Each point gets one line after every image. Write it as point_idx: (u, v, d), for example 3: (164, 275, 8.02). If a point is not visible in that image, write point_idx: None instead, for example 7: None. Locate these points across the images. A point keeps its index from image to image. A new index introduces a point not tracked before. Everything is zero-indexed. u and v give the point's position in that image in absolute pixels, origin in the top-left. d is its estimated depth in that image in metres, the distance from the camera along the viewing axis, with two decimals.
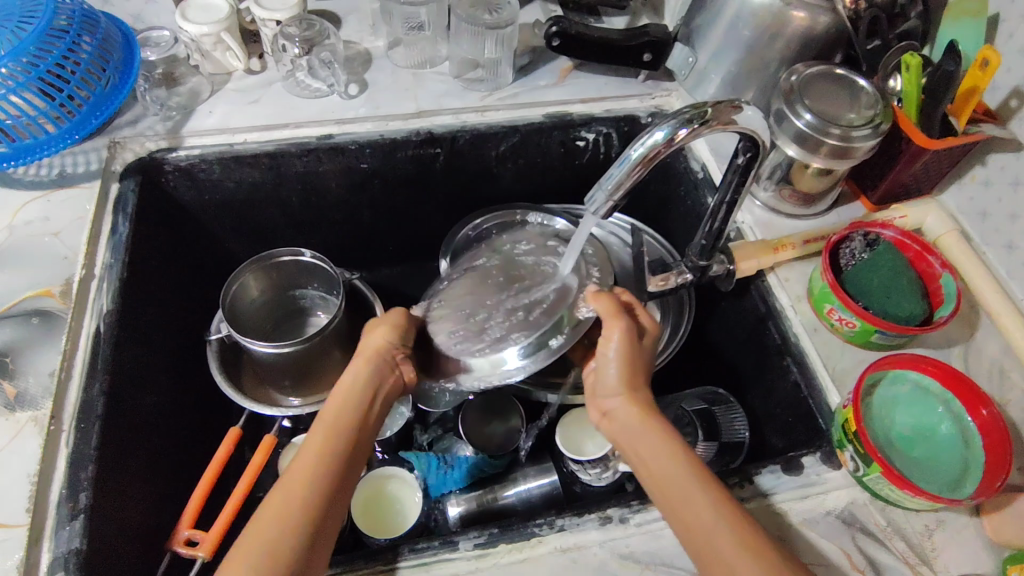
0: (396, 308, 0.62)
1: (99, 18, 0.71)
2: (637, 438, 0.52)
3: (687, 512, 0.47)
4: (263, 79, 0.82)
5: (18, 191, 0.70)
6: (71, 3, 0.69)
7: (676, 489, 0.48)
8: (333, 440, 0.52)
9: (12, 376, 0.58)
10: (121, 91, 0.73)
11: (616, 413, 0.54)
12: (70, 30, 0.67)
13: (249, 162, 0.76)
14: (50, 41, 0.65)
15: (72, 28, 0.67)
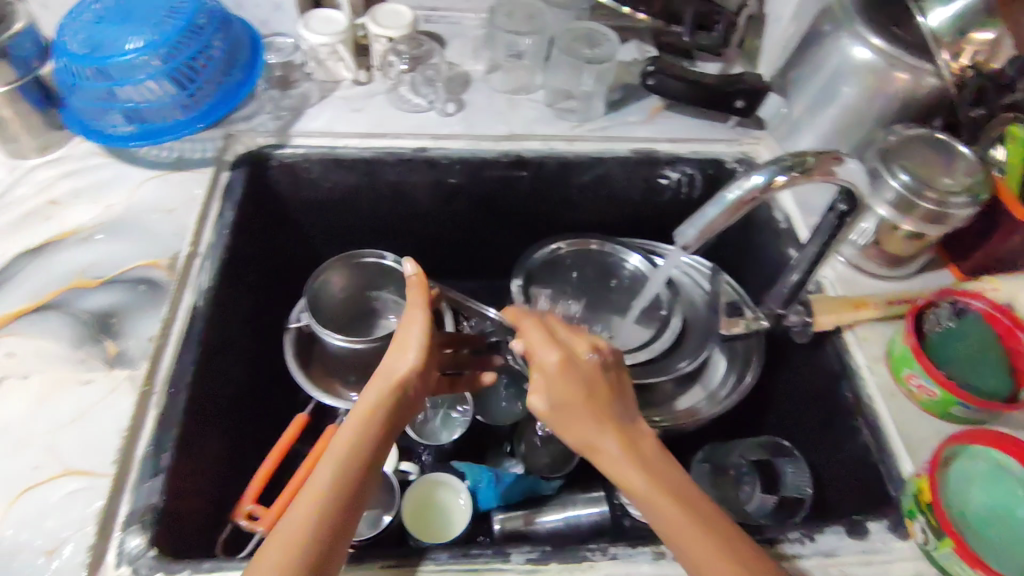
0: (412, 310, 0.61)
1: (233, 21, 0.78)
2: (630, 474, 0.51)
3: (704, 558, 0.47)
4: (368, 90, 0.87)
5: (139, 170, 0.75)
6: (211, 6, 0.76)
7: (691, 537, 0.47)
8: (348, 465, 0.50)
9: (115, 336, 0.62)
10: (240, 90, 0.78)
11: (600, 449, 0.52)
12: (208, 33, 0.74)
13: (346, 165, 0.81)
14: (187, 38, 0.72)
15: (208, 27, 0.75)
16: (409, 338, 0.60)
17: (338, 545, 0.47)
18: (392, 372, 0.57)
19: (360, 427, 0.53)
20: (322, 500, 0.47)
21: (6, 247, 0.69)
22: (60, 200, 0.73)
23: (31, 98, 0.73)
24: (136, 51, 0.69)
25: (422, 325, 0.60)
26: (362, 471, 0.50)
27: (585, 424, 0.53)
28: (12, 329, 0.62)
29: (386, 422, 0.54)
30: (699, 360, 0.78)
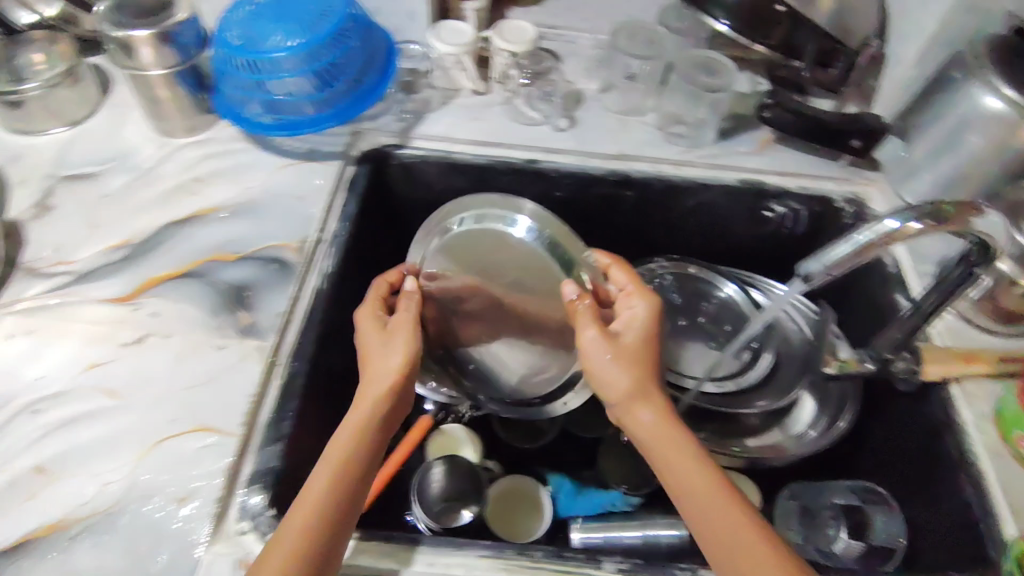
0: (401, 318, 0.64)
1: (374, 28, 0.84)
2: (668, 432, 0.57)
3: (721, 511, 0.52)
4: (486, 100, 0.91)
5: (273, 158, 0.82)
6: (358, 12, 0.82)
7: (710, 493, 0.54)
8: (349, 456, 0.55)
9: (248, 308, 0.68)
10: (371, 94, 0.82)
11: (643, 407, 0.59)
12: (352, 40, 0.80)
13: (461, 170, 0.85)
14: (332, 44, 0.78)
15: (353, 30, 0.80)
16: (394, 345, 0.62)
17: (340, 532, 0.52)
18: (385, 376, 0.60)
19: (352, 437, 0.57)
20: (321, 490, 0.53)
21: (157, 216, 0.76)
22: (205, 178, 0.80)
23: (186, 83, 0.79)
24: (286, 52, 0.76)
25: (407, 334, 0.63)
26: (355, 475, 0.55)
27: (641, 374, 0.60)
28: (157, 292, 0.68)
29: (372, 427, 0.58)
30: (778, 403, 0.81)
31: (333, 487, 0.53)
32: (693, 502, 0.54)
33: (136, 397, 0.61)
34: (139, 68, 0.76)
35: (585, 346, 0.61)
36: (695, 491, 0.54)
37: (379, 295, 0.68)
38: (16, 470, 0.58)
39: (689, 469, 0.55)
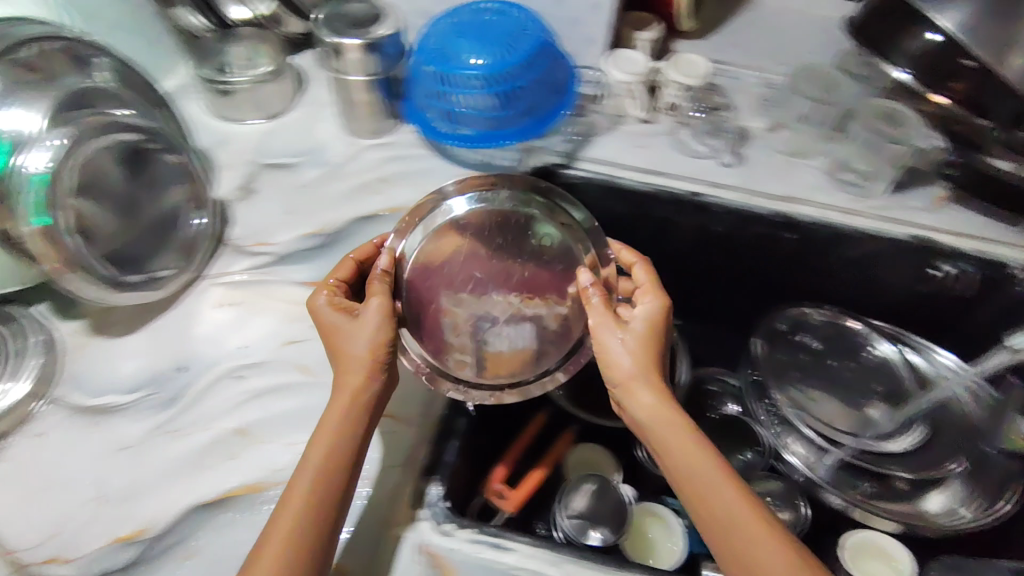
0: (374, 311, 0.61)
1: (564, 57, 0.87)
2: (663, 424, 0.60)
3: (721, 509, 0.55)
4: (652, 129, 0.93)
5: (447, 166, 0.88)
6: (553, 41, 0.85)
7: (714, 488, 0.56)
8: (337, 446, 0.57)
9: None
10: (546, 121, 0.86)
11: (642, 396, 0.61)
12: (540, 66, 0.83)
13: (626, 195, 0.89)
14: (521, 69, 0.81)
15: (545, 59, 0.83)
16: (364, 336, 0.60)
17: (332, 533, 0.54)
18: (358, 360, 0.60)
19: (336, 428, 0.58)
20: (313, 484, 0.55)
21: (345, 209, 0.81)
22: (387, 179, 0.85)
23: (382, 90, 0.86)
24: (478, 71, 0.80)
25: (381, 316, 0.61)
26: (343, 465, 0.56)
27: (637, 371, 0.62)
28: None
29: (359, 413, 0.59)
30: (925, 473, 0.79)
31: (318, 479, 0.55)
32: (698, 500, 0.57)
33: (325, 375, 0.66)
34: (346, 72, 0.82)
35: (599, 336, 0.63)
36: (711, 492, 0.56)
37: (342, 275, 0.68)
38: (221, 429, 0.64)
39: (704, 471, 0.57)
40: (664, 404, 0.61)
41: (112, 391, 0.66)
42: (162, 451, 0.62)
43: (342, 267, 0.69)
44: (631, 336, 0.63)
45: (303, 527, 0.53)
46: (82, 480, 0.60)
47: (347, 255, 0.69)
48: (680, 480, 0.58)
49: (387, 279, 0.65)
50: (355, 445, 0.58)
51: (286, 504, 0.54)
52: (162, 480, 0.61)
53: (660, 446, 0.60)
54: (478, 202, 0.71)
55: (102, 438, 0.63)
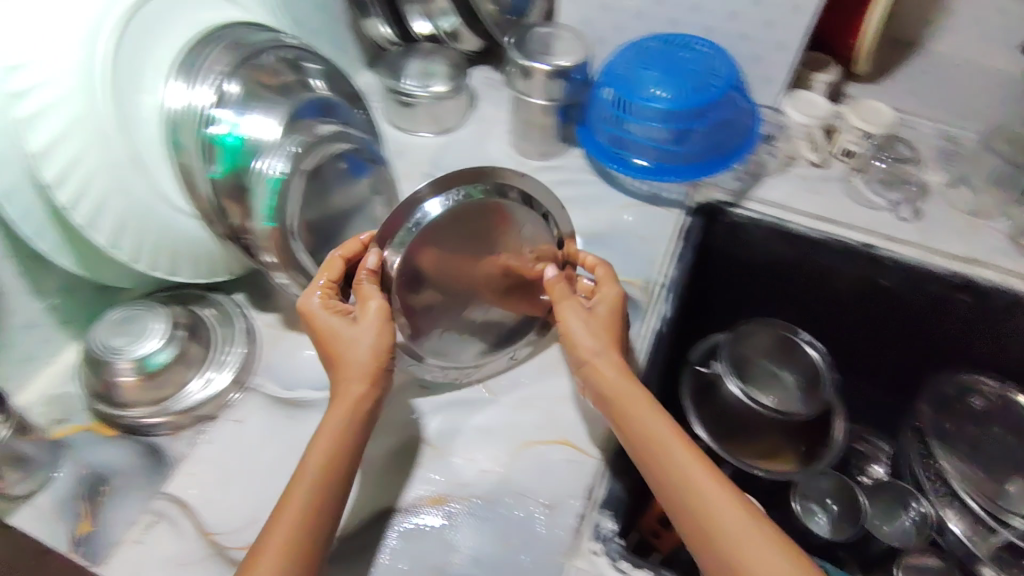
0: (375, 305, 0.60)
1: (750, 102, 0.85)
2: (646, 418, 0.59)
3: (721, 521, 0.52)
4: (824, 174, 0.91)
5: (615, 193, 0.89)
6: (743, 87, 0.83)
7: (694, 493, 0.54)
8: (330, 449, 0.55)
9: None
10: (719, 166, 0.83)
11: (610, 377, 0.61)
12: (724, 111, 0.82)
13: (790, 239, 0.86)
14: (704, 110, 0.81)
15: (731, 105, 0.82)
16: (366, 333, 0.59)
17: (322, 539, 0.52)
18: (362, 366, 0.59)
19: (332, 438, 0.56)
20: (310, 488, 0.53)
21: None
22: None
23: (560, 115, 0.87)
24: (661, 104, 0.81)
25: (383, 318, 0.60)
26: (338, 476, 0.55)
27: (611, 365, 0.62)
28: None
29: (354, 426, 0.58)
30: None
31: (314, 487, 0.53)
32: (681, 506, 0.54)
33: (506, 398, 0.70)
34: (527, 94, 0.84)
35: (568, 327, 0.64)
36: (694, 488, 0.54)
37: (331, 275, 0.62)
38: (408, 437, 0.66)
39: (686, 467, 0.55)
40: (647, 404, 0.59)
41: (304, 387, 0.69)
42: None
43: (330, 267, 0.63)
44: (592, 325, 0.64)
45: (302, 536, 0.51)
46: (277, 471, 0.63)
47: (334, 253, 0.63)
48: (666, 490, 0.56)
49: (375, 276, 0.61)
50: (349, 444, 0.57)
51: (283, 510, 0.52)
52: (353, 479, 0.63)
53: (643, 453, 0.58)
54: (456, 202, 0.62)
55: (296, 433, 0.66)
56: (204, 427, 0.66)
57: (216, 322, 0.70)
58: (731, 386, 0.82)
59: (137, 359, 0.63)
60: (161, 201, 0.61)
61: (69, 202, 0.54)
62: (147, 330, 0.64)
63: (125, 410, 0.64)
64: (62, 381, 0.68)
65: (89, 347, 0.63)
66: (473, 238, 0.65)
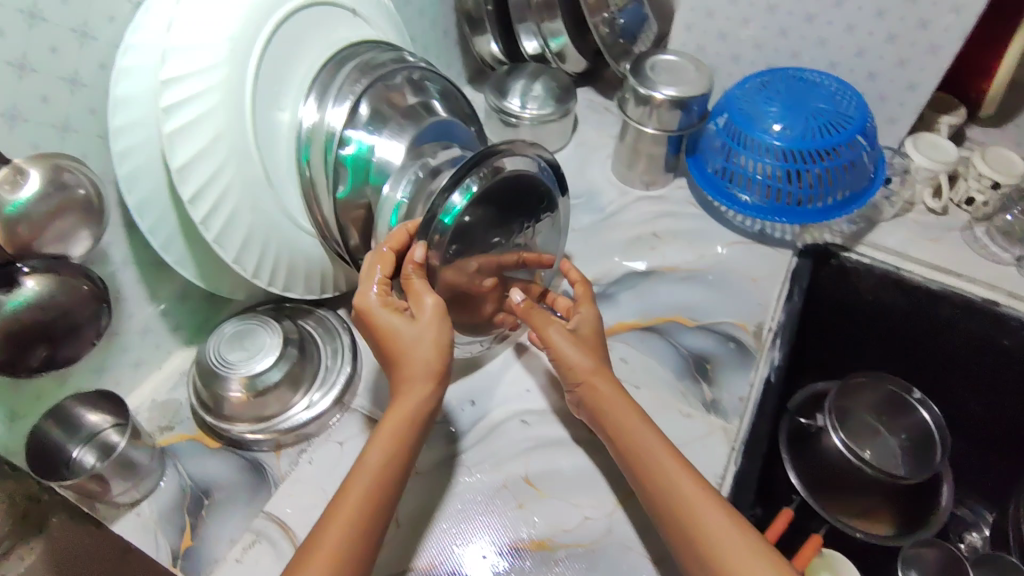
0: (429, 304, 0.58)
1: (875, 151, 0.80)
2: (638, 433, 0.59)
3: (717, 536, 0.52)
4: (944, 222, 0.85)
5: (721, 229, 0.85)
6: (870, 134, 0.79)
7: (696, 508, 0.54)
8: (384, 455, 0.55)
9: (711, 383, 0.70)
10: (835, 212, 0.80)
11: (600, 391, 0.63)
12: (850, 155, 0.78)
13: (905, 289, 0.81)
14: (827, 153, 0.77)
15: (856, 152, 0.78)
16: (427, 338, 0.58)
17: (373, 543, 0.52)
18: (427, 367, 0.57)
19: (392, 438, 0.56)
20: (363, 494, 0.53)
21: (624, 262, 0.82)
22: (660, 234, 0.84)
23: (670, 146, 0.84)
24: (779, 141, 0.78)
25: (441, 315, 0.58)
26: (392, 486, 0.54)
27: (599, 378, 0.63)
28: (623, 337, 0.74)
29: (413, 427, 0.57)
30: None
31: (372, 489, 0.53)
32: (680, 522, 0.54)
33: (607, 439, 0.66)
34: (639, 122, 0.82)
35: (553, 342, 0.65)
36: (682, 498, 0.55)
37: (384, 270, 0.59)
38: (510, 473, 0.64)
39: (675, 479, 0.56)
40: (642, 426, 0.60)
41: None
42: (453, 485, 0.63)
43: (384, 259, 0.59)
44: (581, 345, 0.66)
45: (358, 538, 0.51)
46: None
47: (384, 247, 0.59)
48: (663, 507, 0.56)
49: (422, 271, 0.59)
50: (404, 453, 0.56)
51: (332, 519, 0.52)
52: (452, 514, 0.61)
53: (639, 471, 0.58)
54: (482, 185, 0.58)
55: None
56: (305, 446, 0.66)
57: (323, 337, 0.70)
58: (834, 439, 0.79)
59: (248, 377, 0.63)
60: (287, 219, 0.61)
61: (203, 219, 0.55)
62: (259, 347, 0.64)
63: (228, 423, 0.64)
64: (170, 388, 0.69)
65: (200, 357, 0.64)
66: (494, 218, 0.62)
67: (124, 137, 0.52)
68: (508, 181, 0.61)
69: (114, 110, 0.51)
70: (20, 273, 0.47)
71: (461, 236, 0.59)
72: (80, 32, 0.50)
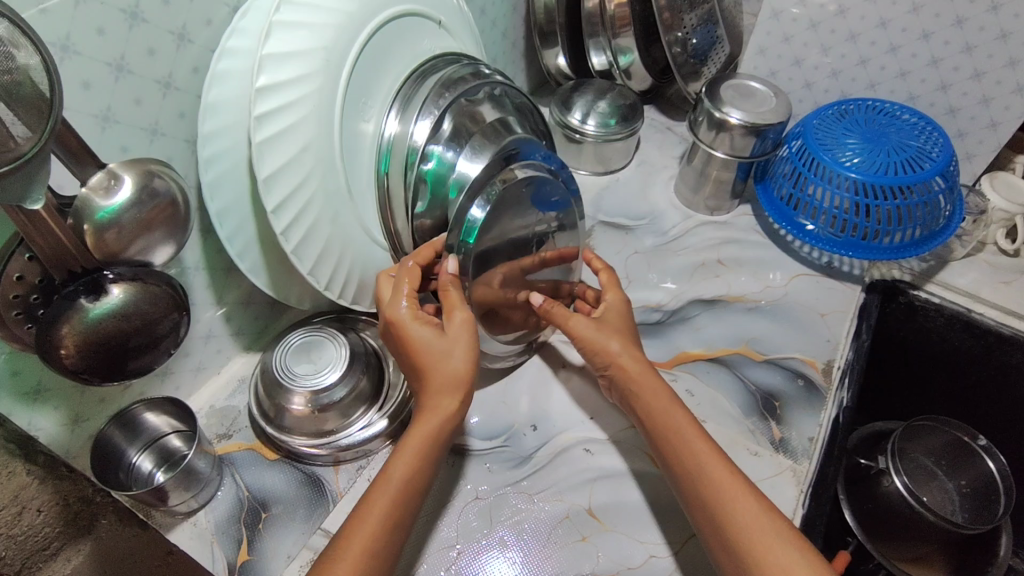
0: (462, 315, 0.57)
1: (956, 187, 0.77)
2: (677, 422, 0.58)
3: (746, 527, 0.51)
4: (1018, 264, 0.83)
5: (787, 259, 0.83)
6: (952, 170, 0.76)
7: (725, 490, 0.53)
8: (410, 461, 0.53)
9: (780, 421, 0.68)
10: (909, 250, 0.77)
11: (637, 377, 0.61)
12: (925, 195, 0.75)
13: (975, 331, 0.79)
14: (904, 190, 0.75)
15: (937, 189, 0.75)
16: (456, 347, 0.56)
17: (394, 544, 0.51)
18: (452, 379, 0.56)
19: (419, 449, 0.54)
20: (385, 495, 0.51)
21: (686, 289, 0.80)
22: (725, 262, 0.83)
23: (739, 171, 0.82)
24: (857, 173, 0.75)
25: (470, 329, 0.57)
26: (416, 492, 0.53)
27: (630, 363, 0.62)
28: (689, 368, 0.72)
29: (438, 441, 0.56)
30: None
31: (399, 496, 0.52)
32: (710, 509, 0.53)
33: None
34: (710, 146, 0.80)
35: (575, 331, 0.64)
36: (714, 483, 0.53)
37: (412, 284, 0.58)
38: (573, 504, 0.62)
39: (703, 461, 0.55)
40: (677, 410, 0.59)
41: (472, 435, 0.66)
42: (514, 512, 0.62)
43: (410, 275, 0.58)
44: (607, 330, 0.65)
45: (383, 545, 0.50)
46: (436, 521, 0.60)
47: (409, 260, 0.59)
48: (694, 492, 0.55)
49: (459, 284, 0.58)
50: (429, 458, 0.55)
51: (356, 521, 0.50)
52: (512, 543, 0.60)
53: (672, 457, 0.57)
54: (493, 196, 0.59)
55: (453, 482, 0.63)
56: (363, 463, 0.65)
57: (385, 354, 0.69)
58: (896, 480, 0.76)
59: (311, 392, 0.62)
60: (361, 232, 0.61)
61: (284, 228, 0.53)
62: (325, 361, 0.63)
63: (287, 436, 0.63)
64: (228, 394, 0.68)
65: (265, 366, 0.63)
66: (508, 216, 0.62)
67: (211, 142, 0.52)
68: (521, 186, 0.62)
69: (204, 115, 0.51)
70: (106, 280, 0.47)
71: (484, 243, 0.60)
72: (179, 34, 0.50)
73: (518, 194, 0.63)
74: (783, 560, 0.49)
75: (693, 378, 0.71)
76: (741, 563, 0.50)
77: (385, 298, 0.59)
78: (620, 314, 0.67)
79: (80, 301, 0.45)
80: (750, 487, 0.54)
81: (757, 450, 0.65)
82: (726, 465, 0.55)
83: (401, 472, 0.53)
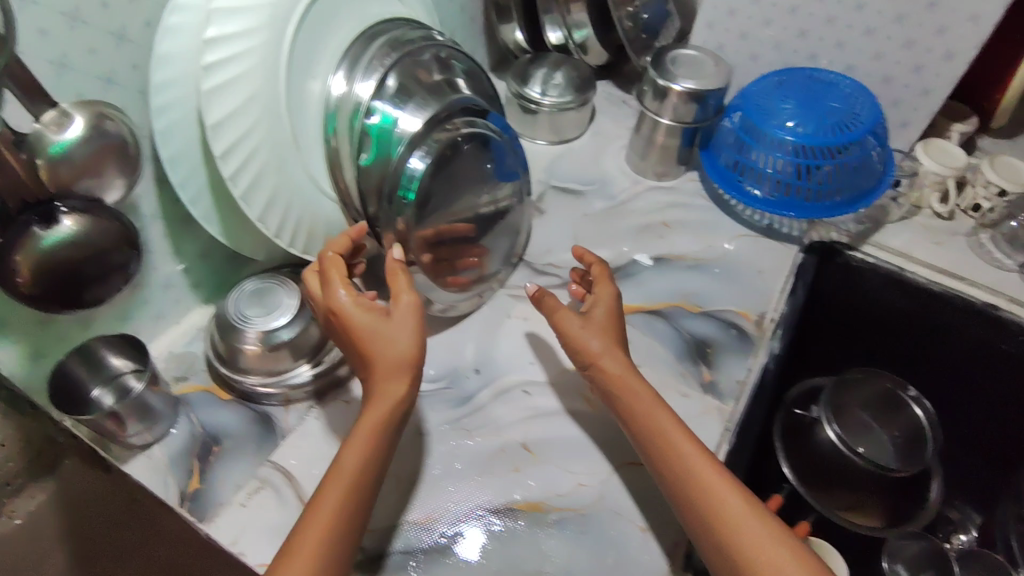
0: (410, 300, 0.59)
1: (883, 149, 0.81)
2: (655, 419, 0.58)
3: (737, 524, 0.51)
4: (951, 227, 0.86)
5: (730, 222, 0.87)
6: (880, 133, 0.81)
7: (705, 487, 0.54)
8: (362, 450, 0.54)
9: (710, 366, 0.72)
10: (844, 210, 0.80)
11: (614, 373, 0.62)
12: (856, 155, 0.79)
13: (909, 291, 0.82)
14: (835, 151, 0.79)
15: (867, 150, 0.79)
16: (402, 330, 0.57)
17: (353, 534, 0.52)
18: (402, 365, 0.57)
19: (370, 438, 0.55)
20: (344, 486, 0.52)
21: (631, 247, 0.84)
22: (670, 224, 0.86)
23: (684, 138, 0.87)
24: (793, 136, 0.79)
25: (416, 314, 0.58)
26: (372, 480, 0.54)
27: (607, 360, 0.63)
28: (629, 319, 0.76)
29: (389, 427, 0.56)
30: None
31: (353, 485, 0.53)
32: (694, 506, 0.54)
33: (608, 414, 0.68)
34: (655, 112, 0.84)
35: (563, 326, 0.66)
36: (700, 480, 0.54)
37: (340, 272, 0.60)
38: (509, 440, 0.66)
39: (690, 459, 0.55)
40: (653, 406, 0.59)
41: None
42: (453, 446, 0.65)
43: (335, 264, 0.60)
44: (592, 329, 0.65)
45: (342, 536, 0.51)
46: None
47: (325, 249, 0.61)
48: (677, 489, 0.55)
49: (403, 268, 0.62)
50: (384, 448, 0.56)
51: (313, 516, 0.51)
52: (449, 474, 0.63)
53: (654, 454, 0.57)
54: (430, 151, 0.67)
55: None
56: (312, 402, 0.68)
57: None
58: (828, 430, 0.80)
59: (263, 332, 0.66)
60: (310, 182, 0.65)
61: (232, 173, 0.57)
62: (276, 306, 0.67)
63: (240, 376, 0.67)
64: (187, 341, 0.72)
65: (221, 311, 0.67)
66: (450, 170, 0.70)
67: (163, 90, 0.55)
68: (463, 144, 0.70)
69: (157, 65, 0.54)
70: (59, 212, 0.50)
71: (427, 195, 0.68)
72: None
73: (461, 151, 0.70)
74: (773, 557, 0.50)
75: (632, 328, 0.75)
76: (726, 557, 0.51)
77: (315, 291, 0.61)
78: (608, 309, 0.68)
79: (33, 229, 0.49)
80: (733, 483, 0.54)
81: (688, 391, 0.69)
82: (712, 463, 0.55)
83: (354, 461, 0.54)
